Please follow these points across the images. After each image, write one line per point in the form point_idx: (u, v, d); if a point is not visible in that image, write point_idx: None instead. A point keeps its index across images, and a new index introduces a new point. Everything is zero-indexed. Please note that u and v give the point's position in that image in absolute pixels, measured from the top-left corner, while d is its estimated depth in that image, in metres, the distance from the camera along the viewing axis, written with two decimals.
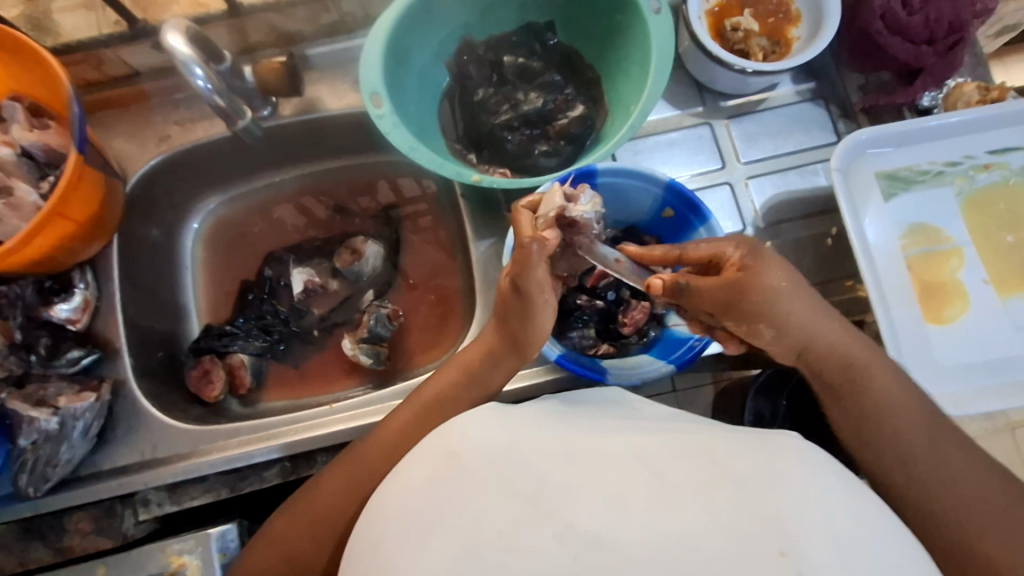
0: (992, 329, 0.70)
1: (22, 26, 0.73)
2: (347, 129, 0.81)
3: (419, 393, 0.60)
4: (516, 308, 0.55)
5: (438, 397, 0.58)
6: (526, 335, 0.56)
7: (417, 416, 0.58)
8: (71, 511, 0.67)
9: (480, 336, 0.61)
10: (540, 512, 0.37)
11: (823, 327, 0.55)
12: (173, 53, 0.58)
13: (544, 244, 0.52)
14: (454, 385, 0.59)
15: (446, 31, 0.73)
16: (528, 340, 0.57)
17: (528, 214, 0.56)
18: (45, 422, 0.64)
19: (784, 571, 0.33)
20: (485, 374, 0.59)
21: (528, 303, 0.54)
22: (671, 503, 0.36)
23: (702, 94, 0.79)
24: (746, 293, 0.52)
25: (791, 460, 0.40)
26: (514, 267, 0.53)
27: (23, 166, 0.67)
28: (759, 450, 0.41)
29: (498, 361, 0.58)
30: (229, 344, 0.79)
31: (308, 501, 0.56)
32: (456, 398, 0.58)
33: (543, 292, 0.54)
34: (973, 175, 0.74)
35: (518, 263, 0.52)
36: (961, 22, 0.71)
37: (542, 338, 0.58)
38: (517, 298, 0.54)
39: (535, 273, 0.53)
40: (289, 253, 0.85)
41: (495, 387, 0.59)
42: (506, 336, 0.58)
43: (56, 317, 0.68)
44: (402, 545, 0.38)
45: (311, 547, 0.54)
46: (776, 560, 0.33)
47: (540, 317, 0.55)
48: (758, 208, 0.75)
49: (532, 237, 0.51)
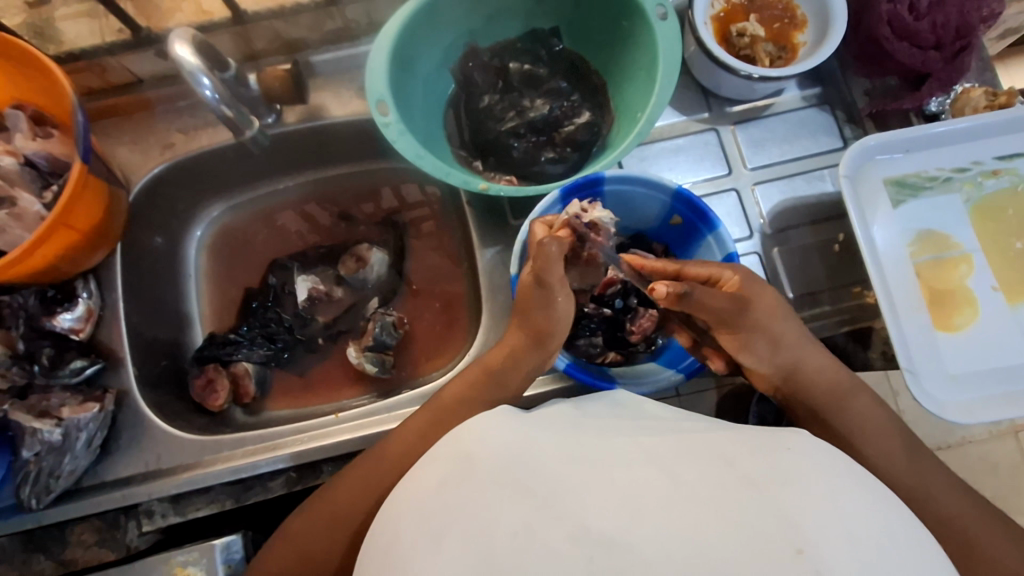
0: (1001, 336, 0.70)
1: (24, 34, 0.73)
2: (351, 135, 0.80)
3: (438, 396, 0.59)
4: (538, 301, 0.56)
5: (456, 398, 0.58)
6: (552, 327, 0.57)
7: (433, 418, 0.57)
8: (74, 524, 0.67)
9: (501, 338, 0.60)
10: (555, 515, 0.36)
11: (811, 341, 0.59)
12: (179, 63, 0.58)
13: (560, 242, 0.53)
14: (473, 385, 0.58)
15: (451, 38, 0.73)
16: (551, 334, 0.57)
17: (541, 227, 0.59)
18: (49, 434, 0.64)
19: (802, 570, 0.33)
20: (505, 374, 0.59)
21: (548, 295, 0.55)
22: (685, 505, 0.36)
23: (707, 100, 0.78)
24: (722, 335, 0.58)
25: (803, 459, 0.40)
26: (535, 264, 0.54)
27: (26, 176, 0.66)
28: (772, 450, 0.41)
29: (519, 357, 0.58)
30: (234, 353, 0.78)
31: (322, 498, 0.56)
32: (475, 400, 0.57)
33: (562, 283, 0.55)
34: (982, 181, 0.74)
35: (539, 259, 0.53)
36: (968, 28, 0.72)
37: (564, 329, 0.58)
38: (541, 294, 0.55)
39: (556, 269, 0.53)
40: (294, 261, 0.84)
41: (515, 390, 0.59)
42: (529, 333, 0.58)
43: (59, 327, 0.68)
44: (418, 552, 0.37)
45: (325, 544, 0.53)
46: (793, 559, 0.33)
47: (558, 306, 0.56)
48: (765, 214, 0.75)
49: (549, 237, 0.53)
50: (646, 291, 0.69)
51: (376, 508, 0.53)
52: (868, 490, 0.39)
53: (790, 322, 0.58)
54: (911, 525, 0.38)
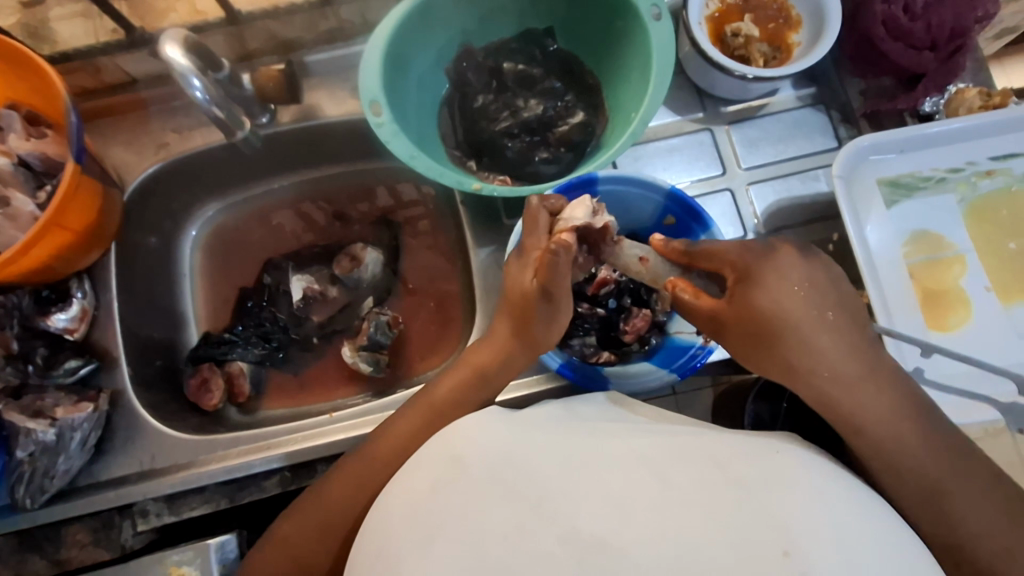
0: (996, 336, 0.70)
1: (19, 35, 0.73)
2: (345, 135, 0.80)
3: (429, 393, 0.58)
4: (543, 313, 0.55)
5: (447, 398, 0.57)
6: (547, 337, 0.57)
7: (425, 418, 0.56)
8: (69, 524, 0.67)
9: (489, 337, 0.60)
10: (543, 517, 0.36)
11: (831, 359, 0.51)
12: (171, 64, 0.58)
13: (568, 249, 0.50)
14: (463, 384, 0.58)
15: (445, 37, 0.73)
16: (548, 338, 0.57)
17: (543, 215, 0.57)
18: (43, 434, 0.64)
19: (788, 571, 0.33)
20: (495, 374, 0.59)
21: (553, 310, 0.55)
22: (674, 507, 0.36)
23: (702, 99, 0.78)
24: (737, 318, 0.53)
25: (794, 465, 0.40)
26: (543, 272, 0.52)
27: (20, 177, 0.66)
28: (761, 455, 0.41)
29: (512, 359, 0.59)
30: (228, 352, 0.78)
31: (314, 499, 0.56)
32: (464, 401, 0.57)
33: (568, 297, 0.54)
34: (976, 181, 0.74)
35: (548, 268, 0.51)
36: (961, 28, 0.72)
37: (555, 339, 0.59)
38: (546, 305, 0.54)
39: (562, 276, 0.52)
40: (288, 260, 0.84)
41: (501, 386, 0.60)
42: (525, 338, 0.57)
43: (54, 327, 0.68)
44: (407, 554, 0.37)
45: (317, 547, 0.54)
46: (780, 561, 0.33)
47: (562, 317, 0.56)
48: (759, 214, 0.75)
49: (557, 245, 0.50)
50: (640, 290, 0.70)
51: (366, 509, 0.54)
52: (857, 494, 0.39)
53: (800, 337, 0.52)
54: (896, 525, 0.38)
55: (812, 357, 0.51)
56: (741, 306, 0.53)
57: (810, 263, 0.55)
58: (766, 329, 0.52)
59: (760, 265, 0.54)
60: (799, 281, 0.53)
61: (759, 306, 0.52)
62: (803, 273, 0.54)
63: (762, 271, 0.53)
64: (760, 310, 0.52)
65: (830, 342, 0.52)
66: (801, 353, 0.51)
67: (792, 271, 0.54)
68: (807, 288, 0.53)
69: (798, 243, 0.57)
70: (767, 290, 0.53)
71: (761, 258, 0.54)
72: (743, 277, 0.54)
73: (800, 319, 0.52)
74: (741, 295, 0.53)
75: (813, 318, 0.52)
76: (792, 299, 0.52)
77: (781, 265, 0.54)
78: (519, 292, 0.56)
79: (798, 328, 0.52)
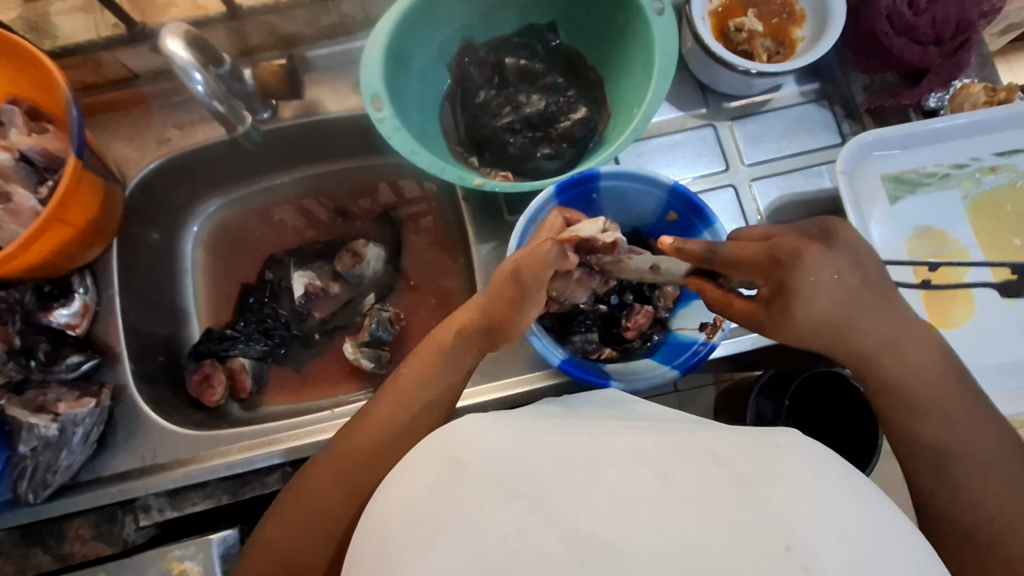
0: (999, 331, 0.69)
1: (19, 29, 0.73)
2: (348, 132, 0.80)
3: (392, 380, 0.58)
4: (510, 294, 0.55)
5: (415, 384, 0.57)
6: (513, 321, 0.57)
7: (396, 407, 0.56)
8: (71, 519, 0.67)
9: (454, 316, 0.60)
10: (545, 516, 0.36)
11: (882, 323, 0.50)
12: (172, 58, 0.58)
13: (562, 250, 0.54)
14: (424, 368, 0.58)
15: (447, 33, 0.73)
16: (511, 320, 0.57)
17: (560, 222, 0.60)
18: (45, 429, 0.64)
19: (790, 568, 0.33)
20: (458, 354, 0.58)
21: (524, 293, 0.55)
22: (672, 506, 0.36)
23: (705, 95, 0.78)
24: (778, 324, 0.52)
25: (794, 460, 0.39)
26: (522, 261, 0.54)
27: (21, 171, 0.66)
28: (763, 452, 0.40)
29: (469, 338, 0.58)
30: (230, 348, 0.78)
31: (298, 497, 0.55)
32: (431, 383, 0.57)
33: (540, 288, 0.55)
34: (980, 177, 0.73)
35: (529, 260, 0.54)
36: (967, 22, 0.71)
37: (520, 328, 0.59)
38: (517, 288, 0.55)
39: (545, 274, 0.54)
40: (290, 256, 0.85)
41: (468, 366, 0.59)
42: (482, 316, 0.58)
43: (56, 322, 0.68)
44: (407, 553, 0.37)
45: (308, 548, 0.52)
46: (783, 557, 0.33)
47: (528, 304, 0.56)
48: (761, 209, 0.75)
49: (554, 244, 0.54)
50: (642, 287, 0.69)
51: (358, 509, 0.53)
52: (859, 487, 0.39)
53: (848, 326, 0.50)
54: (903, 521, 0.38)
55: (858, 337, 0.50)
56: (781, 317, 0.51)
57: (831, 253, 0.49)
58: (806, 330, 0.51)
59: (790, 267, 0.48)
60: (833, 265, 0.49)
61: (799, 315, 0.50)
62: (832, 266, 0.49)
63: (793, 276, 0.48)
64: (801, 320, 0.50)
65: (871, 321, 0.50)
66: (838, 334, 0.50)
67: (827, 263, 0.48)
68: (842, 278, 0.49)
69: (822, 226, 0.51)
70: (802, 303, 0.49)
71: (790, 257, 0.48)
72: (778, 290, 0.50)
73: (841, 317, 0.49)
74: (778, 308, 0.51)
75: (853, 309, 0.49)
76: (826, 303, 0.49)
77: (813, 266, 0.48)
78: (499, 274, 0.56)
79: (838, 322, 0.50)
